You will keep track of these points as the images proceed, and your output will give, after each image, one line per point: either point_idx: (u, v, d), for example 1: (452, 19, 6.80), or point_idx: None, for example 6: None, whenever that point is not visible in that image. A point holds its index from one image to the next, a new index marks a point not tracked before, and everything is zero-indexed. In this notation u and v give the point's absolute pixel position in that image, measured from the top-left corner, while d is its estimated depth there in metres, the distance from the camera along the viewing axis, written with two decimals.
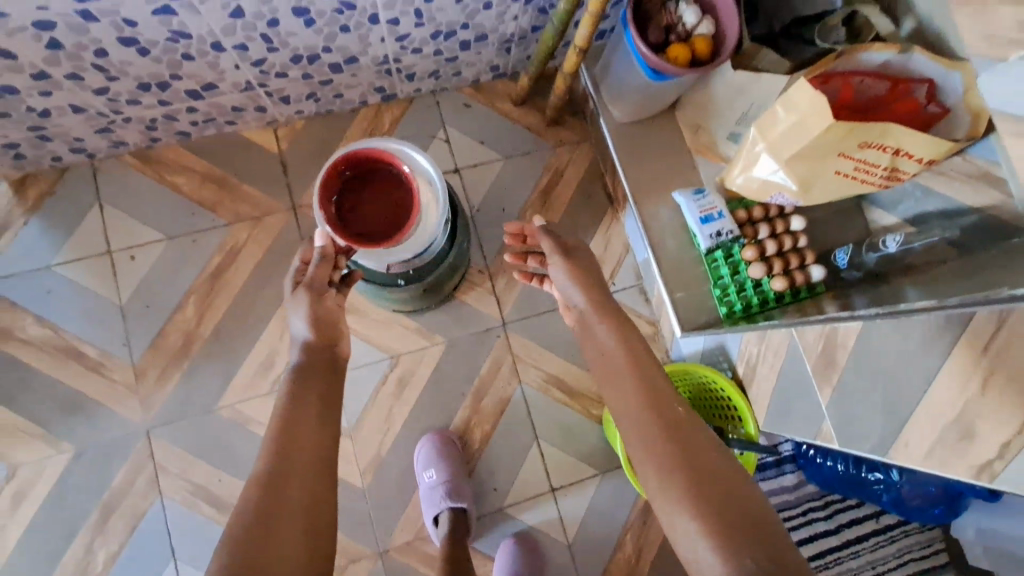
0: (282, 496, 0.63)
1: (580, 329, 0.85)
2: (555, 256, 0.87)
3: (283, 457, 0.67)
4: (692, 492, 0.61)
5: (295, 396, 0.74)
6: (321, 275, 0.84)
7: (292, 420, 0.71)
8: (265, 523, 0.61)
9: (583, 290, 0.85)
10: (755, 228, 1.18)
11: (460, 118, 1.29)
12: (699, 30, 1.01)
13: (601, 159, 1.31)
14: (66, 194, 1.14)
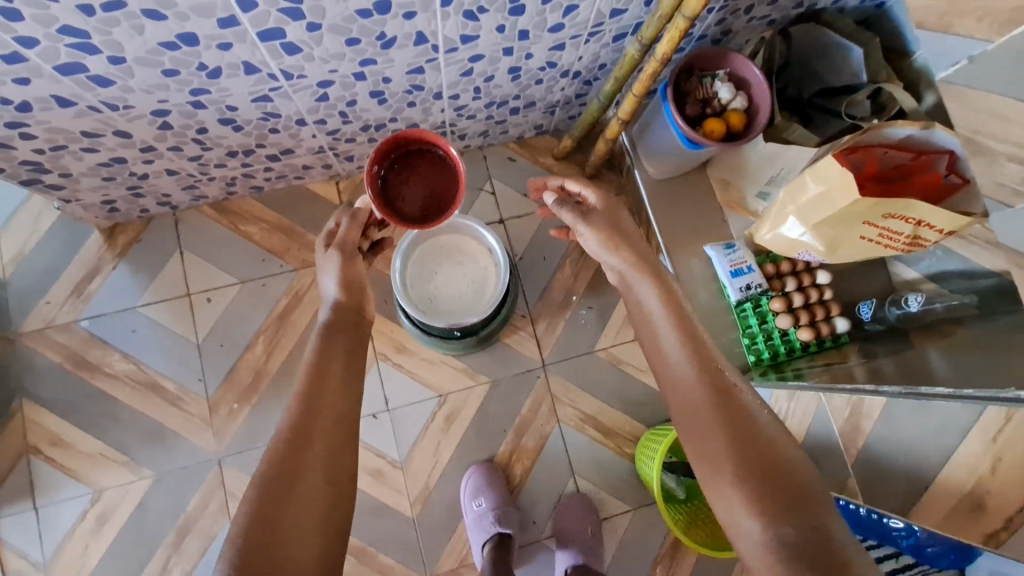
0: (297, 462, 0.70)
1: (621, 288, 0.90)
2: (581, 226, 0.91)
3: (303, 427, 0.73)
4: (739, 474, 0.67)
5: (315, 369, 0.79)
6: (350, 239, 0.92)
7: (310, 393, 0.77)
8: (282, 484, 0.68)
9: (616, 252, 0.89)
10: (783, 281, 1.26)
11: (505, 172, 1.39)
12: (733, 105, 1.11)
13: (637, 211, 1.40)
14: (151, 241, 1.27)
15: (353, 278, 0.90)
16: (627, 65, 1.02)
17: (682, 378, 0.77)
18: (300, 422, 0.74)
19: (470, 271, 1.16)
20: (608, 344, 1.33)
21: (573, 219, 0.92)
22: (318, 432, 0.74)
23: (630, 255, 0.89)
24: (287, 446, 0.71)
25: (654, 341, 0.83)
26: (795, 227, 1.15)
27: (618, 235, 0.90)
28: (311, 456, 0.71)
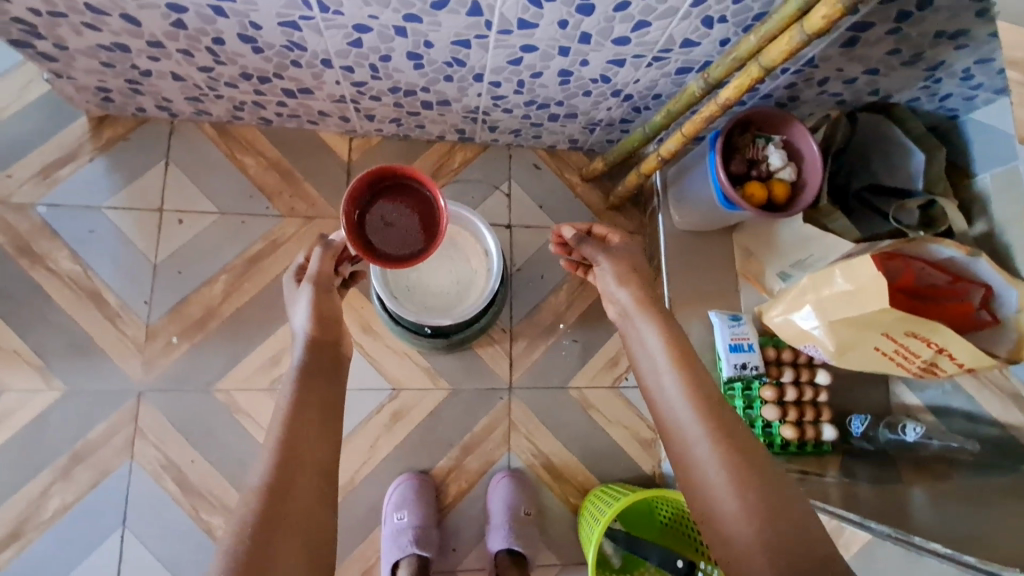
0: (275, 522, 0.62)
1: (621, 324, 0.87)
2: (598, 253, 0.91)
3: (284, 479, 0.65)
4: (769, 554, 0.60)
5: (296, 417, 0.71)
6: (323, 272, 0.88)
7: (294, 440, 0.69)
8: (258, 548, 0.59)
9: (625, 284, 0.87)
10: (780, 369, 1.18)
11: (527, 178, 1.31)
12: (780, 174, 1.04)
13: (649, 255, 1.32)
14: (139, 144, 1.17)
15: (330, 309, 0.85)
16: (685, 100, 0.93)
17: (703, 467, 0.69)
18: (280, 473, 0.66)
19: (460, 270, 1.07)
20: (582, 384, 1.24)
21: (592, 255, 0.91)
22: (300, 485, 0.66)
23: (638, 287, 0.87)
24: (264, 501, 0.63)
25: (667, 405, 0.76)
26: (809, 317, 1.07)
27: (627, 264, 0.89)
28: (290, 514, 0.63)
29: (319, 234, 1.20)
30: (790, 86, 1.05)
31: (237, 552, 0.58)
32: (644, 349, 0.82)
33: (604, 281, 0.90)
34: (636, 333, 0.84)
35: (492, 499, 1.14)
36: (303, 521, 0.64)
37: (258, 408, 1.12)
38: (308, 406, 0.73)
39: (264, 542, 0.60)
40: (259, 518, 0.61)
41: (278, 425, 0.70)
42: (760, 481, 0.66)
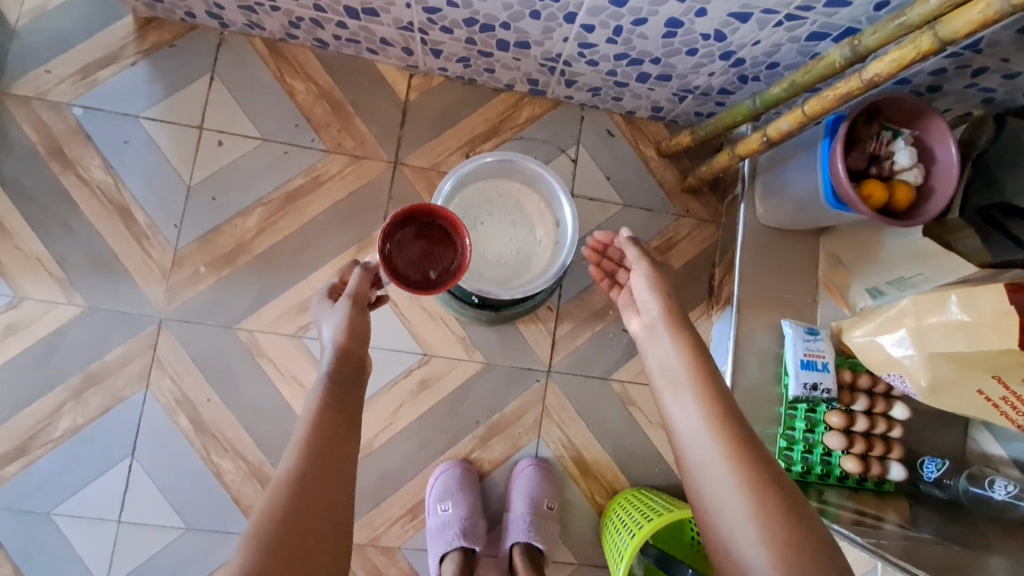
0: (305, 531, 0.56)
1: (646, 338, 0.80)
2: (641, 262, 0.82)
3: (311, 485, 0.60)
4: None
5: (324, 417, 0.66)
6: (361, 289, 0.79)
7: (325, 444, 0.63)
8: (285, 559, 0.54)
9: (661, 295, 0.80)
10: (853, 396, 1.05)
11: (598, 144, 1.17)
12: (905, 175, 0.89)
13: (721, 248, 1.19)
14: (184, 53, 1.07)
15: (364, 327, 0.76)
16: (818, 71, 0.79)
17: (727, 514, 0.62)
18: (309, 477, 0.60)
19: (522, 239, 0.97)
20: (626, 378, 1.13)
21: (633, 257, 0.82)
22: (332, 491, 0.61)
23: (672, 301, 0.80)
24: (295, 507, 0.57)
25: (691, 436, 0.69)
26: (904, 344, 0.93)
27: (666, 272, 0.82)
28: (321, 522, 0.58)
29: (365, 177, 1.09)
30: (936, 72, 0.89)
31: (261, 561, 0.53)
32: (665, 365, 0.76)
33: (638, 281, 0.82)
34: (659, 345, 0.78)
35: (515, 487, 1.06)
36: (333, 529, 0.58)
37: (280, 354, 1.04)
38: (334, 406, 0.67)
39: (291, 551, 0.55)
40: (287, 525, 0.56)
41: (306, 427, 0.65)
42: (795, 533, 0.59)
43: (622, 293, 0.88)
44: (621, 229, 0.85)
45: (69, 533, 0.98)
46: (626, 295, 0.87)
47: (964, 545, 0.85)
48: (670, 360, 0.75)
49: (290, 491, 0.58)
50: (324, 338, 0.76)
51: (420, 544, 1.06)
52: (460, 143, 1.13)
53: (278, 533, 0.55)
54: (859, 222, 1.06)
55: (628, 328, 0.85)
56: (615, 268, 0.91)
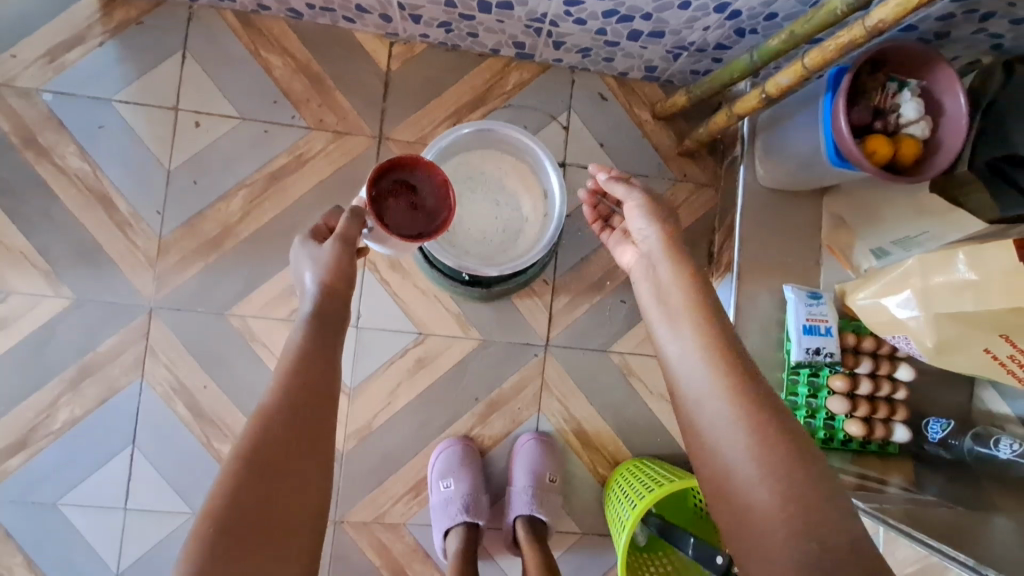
0: (283, 464, 0.58)
1: (640, 267, 0.78)
2: (632, 197, 0.79)
3: (290, 411, 0.60)
4: None
5: (308, 354, 0.65)
6: (351, 232, 0.74)
7: (300, 375, 0.63)
8: (265, 485, 0.56)
9: (657, 226, 0.76)
10: (857, 359, 1.03)
11: (590, 110, 1.12)
12: (911, 129, 0.85)
13: (720, 213, 1.15)
14: (153, 31, 1.03)
15: (354, 269, 0.73)
16: (818, 20, 0.74)
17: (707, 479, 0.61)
18: (293, 411, 0.60)
19: (506, 215, 0.94)
20: (625, 349, 1.12)
21: (624, 191, 0.80)
22: (313, 426, 0.61)
23: (668, 232, 0.76)
24: (278, 438, 0.58)
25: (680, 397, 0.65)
26: (909, 304, 0.91)
27: (661, 203, 0.79)
28: (300, 456, 0.59)
29: (349, 153, 1.06)
30: (944, 18, 0.83)
31: (236, 494, 0.54)
32: (661, 297, 0.73)
33: (631, 213, 0.79)
34: (654, 276, 0.75)
35: (516, 460, 1.06)
36: (317, 462, 0.60)
37: (274, 339, 1.03)
38: (317, 344, 0.67)
39: (272, 479, 0.56)
40: (269, 452, 0.57)
41: (289, 362, 0.64)
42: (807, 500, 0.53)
43: (612, 233, 0.86)
44: (601, 170, 0.82)
45: (77, 521, 0.99)
46: (618, 235, 0.85)
47: (966, 505, 0.82)
48: (668, 293, 0.72)
49: (265, 426, 0.59)
50: (306, 283, 0.72)
51: (424, 520, 1.07)
52: (446, 114, 1.08)
53: (252, 470, 0.56)
54: (863, 181, 1.02)
55: (623, 262, 0.83)
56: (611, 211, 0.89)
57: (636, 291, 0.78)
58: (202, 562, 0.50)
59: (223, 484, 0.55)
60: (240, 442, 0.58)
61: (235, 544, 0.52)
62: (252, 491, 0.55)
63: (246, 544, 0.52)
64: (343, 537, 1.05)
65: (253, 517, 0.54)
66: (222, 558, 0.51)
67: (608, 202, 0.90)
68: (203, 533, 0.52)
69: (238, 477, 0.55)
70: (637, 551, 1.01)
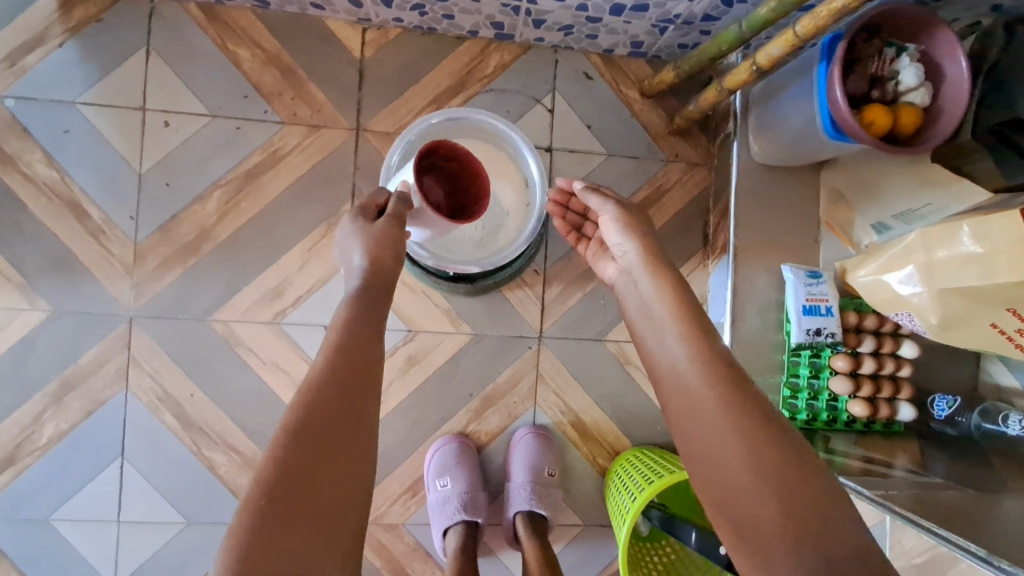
0: (335, 434, 0.54)
1: (623, 281, 0.75)
2: (608, 209, 0.75)
3: (342, 379, 0.57)
4: None
5: (352, 323, 0.62)
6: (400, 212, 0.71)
7: (350, 344, 0.60)
8: (317, 457, 0.52)
9: (635, 236, 0.73)
10: (859, 338, 1.00)
11: (575, 90, 1.08)
12: (910, 97, 0.81)
13: (715, 193, 1.11)
14: (115, 28, 0.98)
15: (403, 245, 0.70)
16: None
17: (703, 477, 0.58)
18: (341, 381, 0.57)
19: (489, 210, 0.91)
20: (620, 337, 1.09)
21: (598, 204, 0.76)
22: (363, 400, 0.57)
23: (648, 240, 0.73)
24: (325, 410, 0.55)
25: (675, 391, 0.63)
26: (911, 280, 0.87)
27: (638, 213, 0.76)
28: (352, 428, 0.55)
29: (327, 147, 1.02)
30: None
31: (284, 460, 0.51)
32: (644, 310, 0.70)
33: (608, 227, 0.76)
34: (637, 289, 0.72)
35: (513, 456, 1.04)
36: (366, 436, 0.56)
37: (259, 343, 1.01)
38: (360, 315, 0.63)
39: (322, 450, 0.52)
40: (317, 425, 0.54)
41: (335, 332, 0.61)
42: (794, 501, 0.51)
43: (590, 245, 0.83)
44: (574, 180, 0.78)
45: (70, 536, 0.98)
46: (596, 247, 0.83)
47: (976, 488, 0.79)
48: (652, 302, 0.69)
49: (316, 392, 0.56)
50: (353, 260, 0.69)
51: (423, 520, 1.05)
52: (425, 102, 1.04)
53: (302, 437, 0.53)
54: (863, 153, 0.98)
55: (604, 277, 0.81)
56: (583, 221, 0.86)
57: (620, 304, 0.76)
58: (252, 536, 0.47)
59: (269, 460, 0.51)
60: (288, 413, 0.54)
61: (286, 517, 0.48)
62: (302, 462, 0.51)
63: (298, 517, 0.49)
64: None
65: (304, 490, 0.50)
66: (272, 532, 0.47)
67: (577, 212, 0.87)
68: (253, 507, 0.48)
69: (285, 448, 0.52)
70: (640, 540, 0.99)
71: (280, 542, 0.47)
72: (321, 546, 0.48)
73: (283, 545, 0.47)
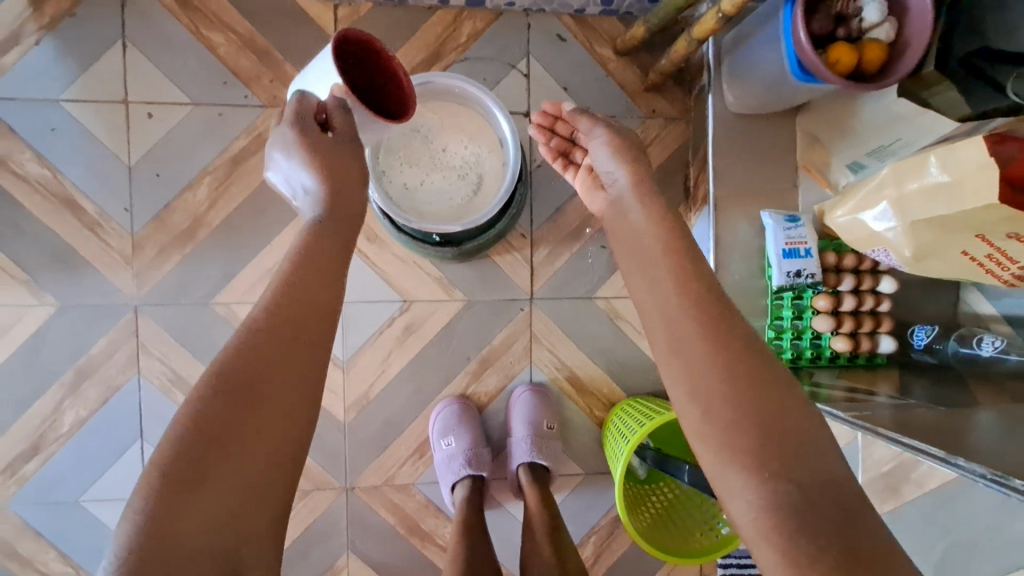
0: (274, 371, 0.53)
1: (611, 212, 0.77)
2: (597, 132, 0.79)
3: (292, 317, 0.55)
4: (776, 498, 0.50)
5: (306, 260, 0.59)
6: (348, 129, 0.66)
7: (301, 282, 0.58)
8: (255, 397, 0.51)
9: (626, 162, 0.75)
10: (839, 277, 1.03)
11: (549, 53, 1.09)
12: (875, 33, 0.82)
13: (693, 146, 1.14)
14: (90, 22, 0.99)
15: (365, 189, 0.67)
16: None
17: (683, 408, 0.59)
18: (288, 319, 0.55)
19: (466, 172, 0.93)
20: (610, 293, 1.13)
21: (588, 126, 0.79)
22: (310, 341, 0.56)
23: (637, 165, 0.75)
24: (266, 354, 0.53)
25: (662, 316, 0.62)
26: (886, 216, 0.90)
27: (628, 139, 0.77)
28: (293, 368, 0.54)
29: None
30: None
31: (219, 394, 0.50)
32: (633, 244, 0.71)
33: (599, 150, 0.78)
34: (627, 220, 0.73)
35: (513, 413, 1.08)
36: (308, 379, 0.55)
37: None
38: (323, 270, 0.59)
39: (256, 400, 0.51)
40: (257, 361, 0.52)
41: (287, 267, 0.59)
42: (768, 424, 0.53)
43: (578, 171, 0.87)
44: (566, 101, 0.82)
45: (100, 515, 1.03)
46: (584, 173, 0.85)
47: (949, 407, 0.83)
48: (643, 235, 0.70)
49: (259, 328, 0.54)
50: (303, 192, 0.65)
51: (432, 478, 1.11)
52: None
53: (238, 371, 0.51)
54: (835, 94, 1.00)
55: (595, 207, 0.82)
56: (568, 146, 0.89)
57: (610, 238, 0.77)
58: (176, 470, 0.47)
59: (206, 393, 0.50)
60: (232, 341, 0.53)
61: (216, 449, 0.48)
62: (228, 406, 0.50)
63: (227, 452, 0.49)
64: (357, 502, 1.09)
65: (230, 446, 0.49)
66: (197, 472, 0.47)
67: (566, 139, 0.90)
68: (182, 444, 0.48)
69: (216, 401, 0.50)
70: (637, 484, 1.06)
71: (199, 489, 0.47)
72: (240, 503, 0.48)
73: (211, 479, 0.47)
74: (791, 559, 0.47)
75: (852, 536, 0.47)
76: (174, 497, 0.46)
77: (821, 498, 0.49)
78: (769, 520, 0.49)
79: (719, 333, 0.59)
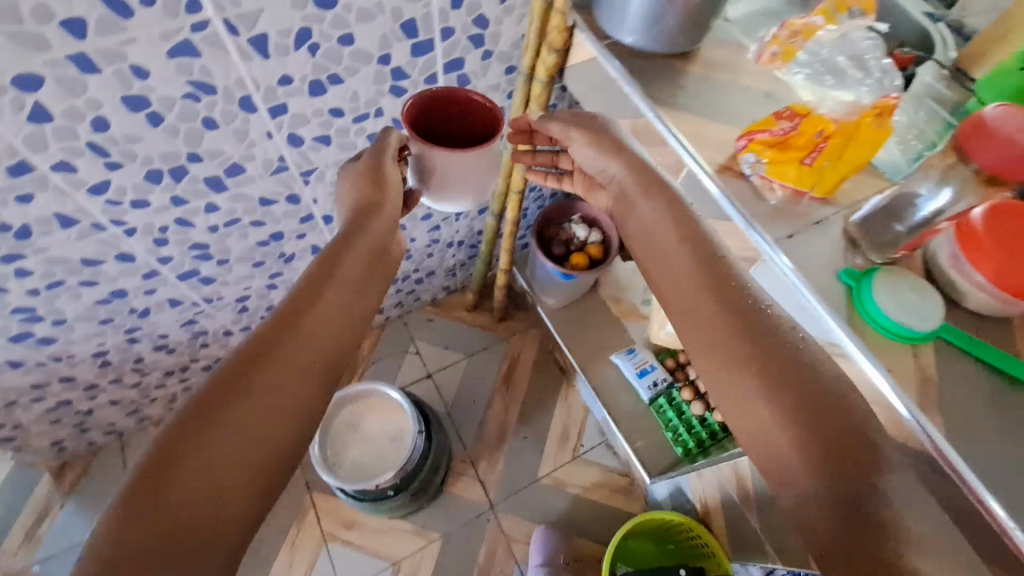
0: (242, 405, 0.53)
1: (618, 208, 0.71)
2: (572, 134, 0.71)
3: (265, 356, 0.56)
4: (801, 444, 0.51)
5: (279, 319, 0.59)
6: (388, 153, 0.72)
7: (278, 327, 0.58)
8: (219, 423, 0.52)
9: (615, 157, 0.69)
10: (684, 372, 1.39)
11: (426, 332, 1.56)
12: (590, 240, 1.37)
13: (547, 339, 1.56)
14: (101, 472, 1.33)
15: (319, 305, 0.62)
16: (491, 232, 1.29)
17: (726, 377, 0.57)
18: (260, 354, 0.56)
19: (392, 433, 1.25)
20: (549, 469, 1.39)
21: (560, 130, 0.72)
22: (273, 380, 0.55)
23: (634, 158, 0.68)
24: (237, 386, 0.54)
25: (674, 285, 0.63)
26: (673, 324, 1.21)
27: (600, 132, 0.70)
28: (259, 410, 0.54)
29: None
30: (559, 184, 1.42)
31: (184, 423, 0.51)
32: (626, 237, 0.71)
33: (580, 155, 0.72)
34: (636, 218, 0.68)
35: None
36: (278, 420, 0.55)
37: None
38: (297, 313, 0.60)
39: (223, 420, 0.52)
40: (227, 391, 0.54)
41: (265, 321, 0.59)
42: (781, 379, 0.53)
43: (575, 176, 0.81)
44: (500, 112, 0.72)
45: None
46: (580, 177, 0.80)
47: None
48: (650, 231, 0.67)
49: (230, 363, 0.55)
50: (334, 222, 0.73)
51: None
52: None
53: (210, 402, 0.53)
54: None
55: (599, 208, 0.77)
56: (551, 157, 0.83)
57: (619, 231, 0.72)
58: (133, 501, 0.47)
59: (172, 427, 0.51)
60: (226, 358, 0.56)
61: (171, 481, 0.48)
62: (196, 434, 0.51)
63: (182, 484, 0.49)
64: None
65: (244, 393, 0.54)
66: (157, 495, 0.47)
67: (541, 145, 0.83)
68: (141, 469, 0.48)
69: (219, 384, 0.54)
70: None
71: (164, 503, 0.47)
72: (213, 516, 0.49)
73: (171, 497, 0.48)
74: (813, 531, 0.48)
75: (852, 477, 0.48)
76: (137, 517, 0.46)
77: (828, 439, 0.50)
78: (812, 510, 0.49)
79: (763, 342, 0.55)
